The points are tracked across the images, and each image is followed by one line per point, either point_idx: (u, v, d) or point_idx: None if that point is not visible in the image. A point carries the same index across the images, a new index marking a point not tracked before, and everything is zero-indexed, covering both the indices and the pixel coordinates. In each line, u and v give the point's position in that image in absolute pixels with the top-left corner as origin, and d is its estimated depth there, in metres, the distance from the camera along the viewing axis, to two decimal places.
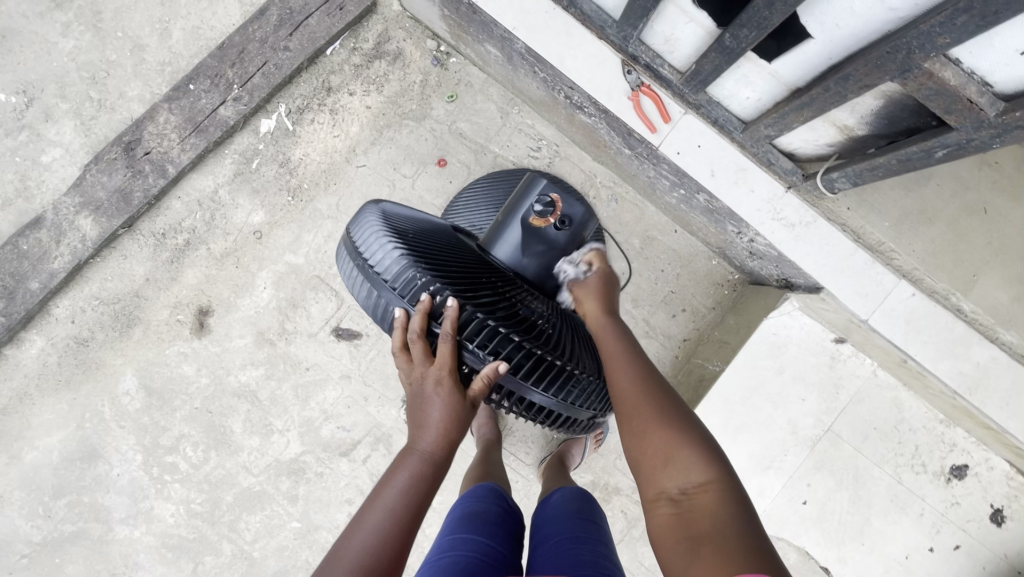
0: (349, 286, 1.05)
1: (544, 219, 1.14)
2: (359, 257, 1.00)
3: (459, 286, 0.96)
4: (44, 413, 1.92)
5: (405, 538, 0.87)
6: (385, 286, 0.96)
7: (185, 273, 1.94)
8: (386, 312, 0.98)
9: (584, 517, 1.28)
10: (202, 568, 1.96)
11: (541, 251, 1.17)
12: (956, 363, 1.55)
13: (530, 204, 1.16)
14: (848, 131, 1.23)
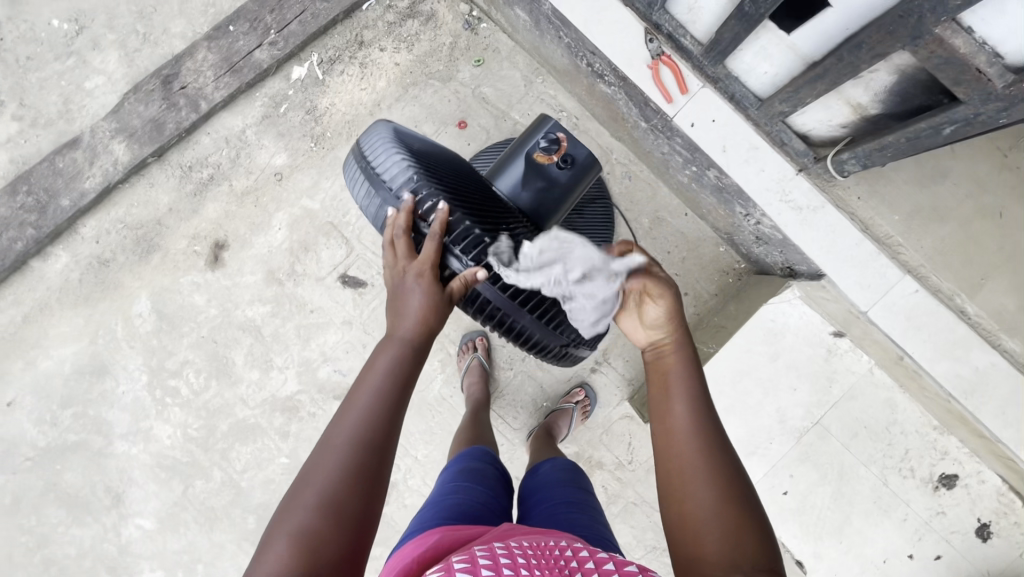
0: (351, 191, 1.07)
1: (550, 154, 1.03)
2: (363, 160, 1.02)
3: (454, 195, 0.97)
4: (61, 325, 2.02)
5: (391, 417, 0.88)
6: (384, 188, 0.98)
7: (206, 206, 2.01)
8: (381, 215, 1.00)
9: (576, 486, 1.29)
10: (192, 491, 2.04)
11: (540, 188, 1.04)
12: (953, 364, 1.53)
13: (536, 140, 1.06)
14: (861, 110, 1.23)
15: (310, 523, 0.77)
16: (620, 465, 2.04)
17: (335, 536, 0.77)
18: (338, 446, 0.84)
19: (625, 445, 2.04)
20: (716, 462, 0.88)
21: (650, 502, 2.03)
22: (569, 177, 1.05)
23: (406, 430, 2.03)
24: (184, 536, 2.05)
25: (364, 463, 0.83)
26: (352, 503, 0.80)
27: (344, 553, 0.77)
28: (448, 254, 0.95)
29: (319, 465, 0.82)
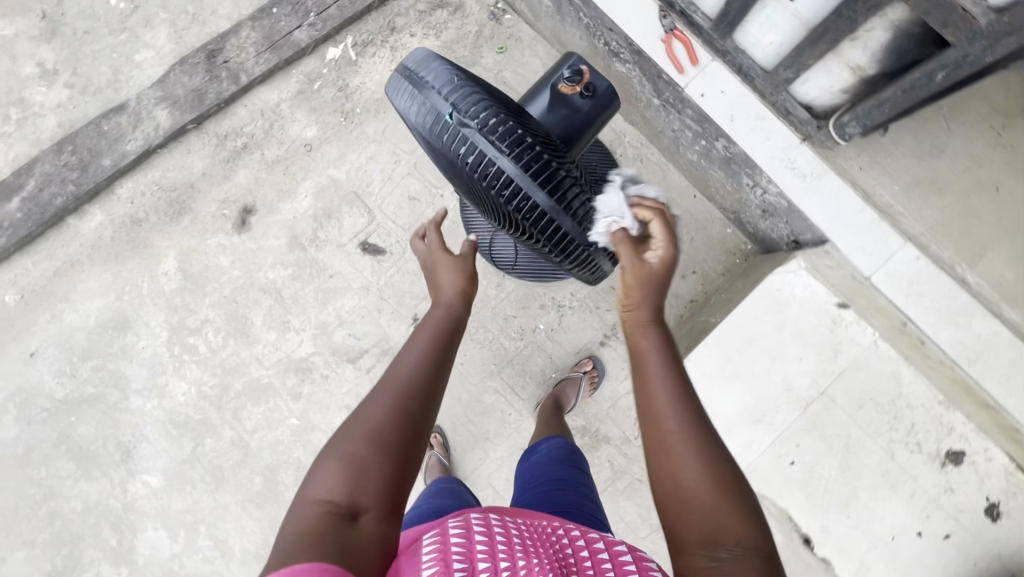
0: (390, 101, 1.06)
1: (573, 83, 1.10)
2: (404, 69, 1.02)
3: (497, 97, 0.97)
4: (90, 280, 2.10)
5: (438, 370, 0.92)
6: (426, 86, 0.97)
7: (238, 172, 2.12)
8: (421, 111, 0.97)
9: (571, 464, 1.37)
10: (202, 449, 2.06)
11: (563, 117, 1.12)
12: (955, 331, 1.59)
13: (560, 72, 1.13)
14: (860, 71, 1.33)
15: (356, 448, 0.80)
16: (626, 440, 2.05)
17: (382, 456, 0.79)
18: (388, 386, 0.87)
19: (632, 419, 2.06)
20: (705, 438, 0.82)
21: None
22: (591, 106, 1.12)
23: None
24: (189, 494, 2.06)
25: (410, 403, 0.85)
26: (397, 440, 0.81)
27: (387, 483, 0.79)
28: (487, 145, 0.91)
29: (370, 400, 0.86)
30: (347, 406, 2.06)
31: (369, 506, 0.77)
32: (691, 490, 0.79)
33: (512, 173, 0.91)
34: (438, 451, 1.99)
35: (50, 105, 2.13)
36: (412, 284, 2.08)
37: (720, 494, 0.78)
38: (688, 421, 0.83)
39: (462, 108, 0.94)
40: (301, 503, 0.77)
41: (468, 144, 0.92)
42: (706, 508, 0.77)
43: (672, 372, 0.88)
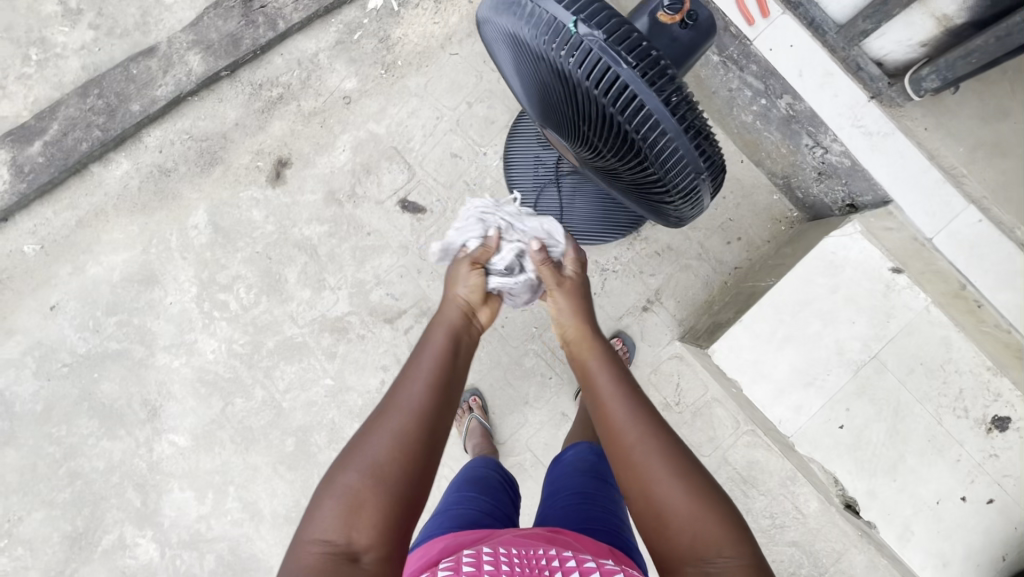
0: (492, 14, 0.99)
1: (674, 13, 1.07)
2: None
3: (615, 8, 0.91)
4: (114, 231, 2.01)
5: (435, 396, 0.98)
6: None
7: (273, 124, 2.04)
8: (536, 19, 0.92)
9: (596, 475, 1.31)
10: (232, 409, 1.99)
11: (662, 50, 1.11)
12: (1013, 296, 1.57)
13: (658, 0, 1.09)
14: (945, 22, 1.33)
15: (355, 487, 0.87)
16: (666, 407, 2.03)
17: (382, 496, 0.86)
18: (386, 421, 0.93)
19: (672, 386, 2.04)
20: (675, 457, 0.95)
21: (694, 446, 2.02)
22: (690, 37, 1.11)
23: None
24: (218, 455, 1.99)
25: (406, 436, 0.92)
26: (395, 477, 0.88)
27: (385, 520, 0.86)
28: (611, 55, 0.86)
29: (365, 437, 0.92)
30: (383, 367, 2.00)
31: (367, 548, 0.83)
32: (667, 506, 0.91)
33: (635, 87, 0.86)
34: (477, 415, 1.98)
35: (73, 47, 2.03)
36: None
37: (695, 508, 0.89)
38: (658, 448, 0.95)
39: (583, 16, 0.88)
40: (306, 549, 0.84)
41: (590, 54, 0.87)
42: (681, 521, 0.89)
43: (625, 392, 1.05)
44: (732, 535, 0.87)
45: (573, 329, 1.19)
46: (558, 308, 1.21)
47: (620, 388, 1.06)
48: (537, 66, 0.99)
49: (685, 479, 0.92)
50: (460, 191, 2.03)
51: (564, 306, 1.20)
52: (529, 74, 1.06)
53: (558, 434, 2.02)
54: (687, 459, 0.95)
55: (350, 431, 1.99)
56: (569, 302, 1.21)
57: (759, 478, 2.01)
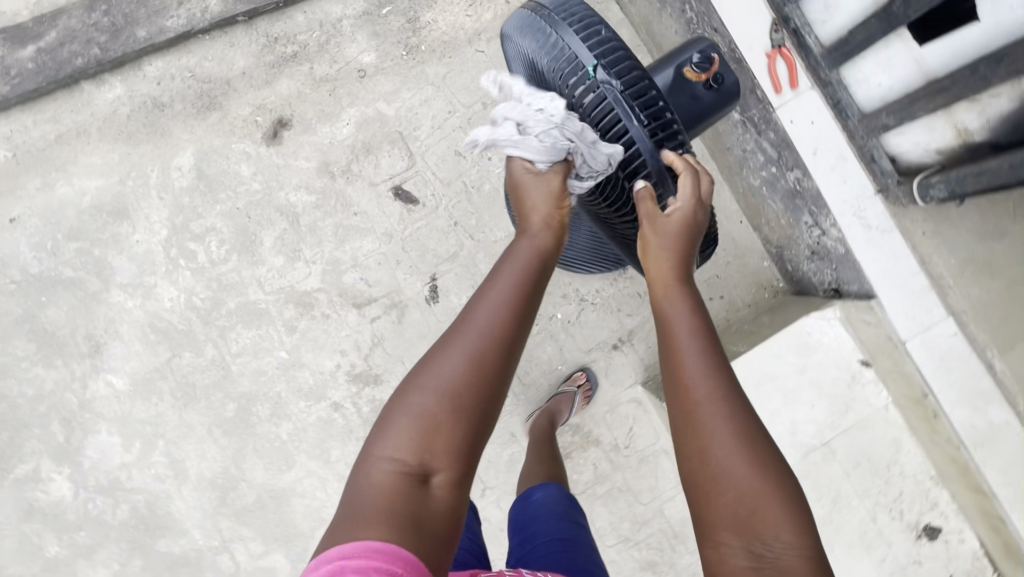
0: (519, 37, 1.06)
1: (700, 71, 1.06)
2: (543, 7, 1.02)
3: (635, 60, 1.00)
4: (92, 155, 1.92)
5: (515, 327, 0.92)
6: (569, 31, 0.98)
7: (281, 81, 1.96)
8: (561, 55, 0.99)
9: (570, 520, 1.29)
10: (178, 362, 1.93)
11: (682, 105, 1.09)
12: (971, 413, 1.60)
13: (688, 55, 1.08)
14: (966, 136, 1.30)
15: (430, 407, 0.85)
16: (616, 448, 2.02)
17: (453, 422, 0.85)
18: (461, 344, 0.89)
19: (626, 428, 2.02)
20: (739, 422, 0.87)
21: (634, 492, 2.01)
22: (713, 99, 1.10)
23: (416, 356, 1.96)
24: (154, 406, 1.92)
25: (484, 362, 0.88)
26: (472, 401, 0.86)
27: (456, 447, 0.84)
28: (624, 108, 0.96)
29: (440, 357, 0.88)
30: (341, 351, 1.95)
31: (439, 471, 0.83)
32: (726, 470, 0.84)
33: (640, 141, 0.97)
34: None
35: None
36: (438, 242, 1.97)
37: (756, 477, 0.82)
38: (725, 406, 0.88)
39: (607, 64, 0.96)
40: (375, 466, 0.83)
41: (604, 102, 0.97)
42: (739, 493, 0.82)
43: (698, 351, 0.94)
44: (797, 519, 0.80)
45: (670, 261, 1.01)
46: (654, 241, 1.02)
47: (696, 343, 0.94)
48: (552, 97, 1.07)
49: (756, 454, 0.85)
50: (456, 190, 1.98)
51: (660, 240, 1.01)
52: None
53: (502, 453, 1.99)
54: (759, 432, 0.87)
55: (294, 408, 1.95)
56: (675, 233, 1.01)
57: (690, 535, 2.00)
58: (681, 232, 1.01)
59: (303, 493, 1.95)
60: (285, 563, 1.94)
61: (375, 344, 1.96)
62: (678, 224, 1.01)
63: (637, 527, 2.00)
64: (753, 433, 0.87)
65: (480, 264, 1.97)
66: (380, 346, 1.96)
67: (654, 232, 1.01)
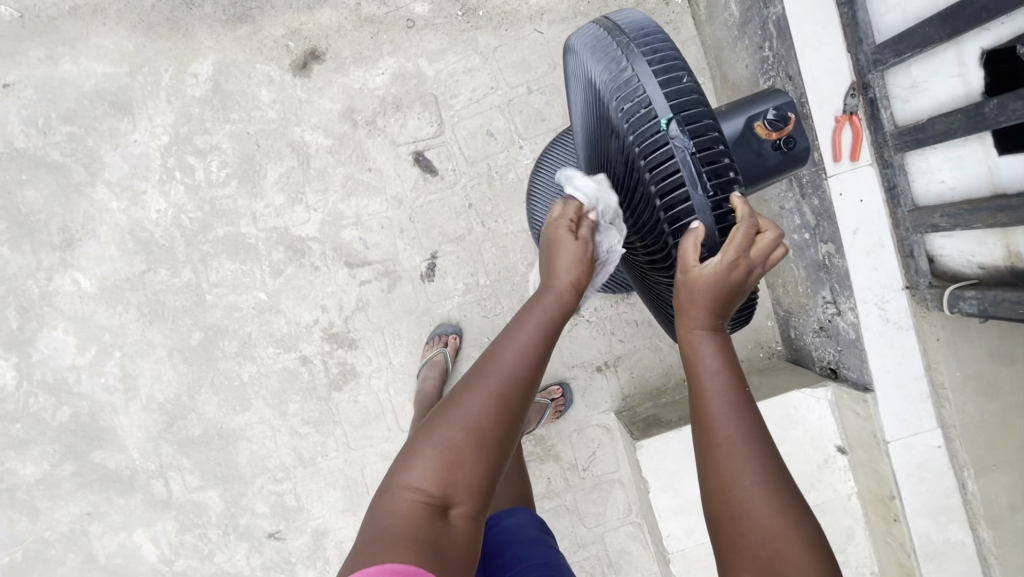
0: (588, 61, 0.96)
1: (773, 129, 1.00)
2: (623, 33, 0.92)
3: (711, 113, 0.88)
4: (106, 38, 1.80)
5: (538, 364, 0.87)
6: (643, 74, 0.87)
7: (323, 11, 1.84)
8: (631, 94, 0.88)
9: (547, 546, 1.19)
10: (151, 277, 1.84)
11: (745, 160, 1.01)
12: (930, 526, 1.55)
13: (763, 109, 1.02)
14: (1015, 259, 1.24)
15: (453, 440, 0.80)
16: (573, 467, 1.99)
17: (475, 452, 0.80)
18: (483, 382, 0.83)
19: (589, 451, 1.99)
20: (761, 455, 0.77)
21: (580, 513, 2.00)
22: (779, 161, 1.02)
23: (397, 330, 1.90)
24: (117, 315, 1.85)
25: (507, 401, 0.83)
26: (494, 437, 0.81)
27: (480, 476, 0.80)
28: (690, 171, 0.82)
29: (463, 396, 0.83)
30: (322, 306, 1.88)
31: (461, 499, 0.78)
32: (745, 510, 0.75)
33: (701, 214, 0.82)
34: (448, 351, 1.82)
35: None
36: (447, 220, 1.88)
37: (778, 514, 0.74)
38: (748, 439, 0.78)
39: (680, 117, 0.84)
40: (397, 494, 0.78)
41: (670, 161, 0.84)
42: (761, 535, 0.73)
43: (731, 391, 0.81)
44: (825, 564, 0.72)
45: (708, 307, 0.83)
46: (681, 291, 0.83)
47: (730, 385, 0.81)
48: (610, 138, 0.96)
49: (788, 495, 0.76)
50: (478, 171, 1.88)
51: (690, 295, 0.82)
52: (600, 136, 1.01)
53: None
54: (784, 472, 0.78)
55: (261, 351, 1.88)
56: (710, 289, 0.81)
57: (623, 567, 2.00)
58: (720, 285, 0.81)
59: (252, 439, 1.90)
60: (218, 502, 1.91)
61: (358, 308, 1.88)
62: (715, 279, 0.80)
63: (575, 548, 2.00)
64: (773, 464, 0.77)
65: (484, 253, 1.89)
66: (362, 311, 1.89)
67: (683, 284, 0.83)
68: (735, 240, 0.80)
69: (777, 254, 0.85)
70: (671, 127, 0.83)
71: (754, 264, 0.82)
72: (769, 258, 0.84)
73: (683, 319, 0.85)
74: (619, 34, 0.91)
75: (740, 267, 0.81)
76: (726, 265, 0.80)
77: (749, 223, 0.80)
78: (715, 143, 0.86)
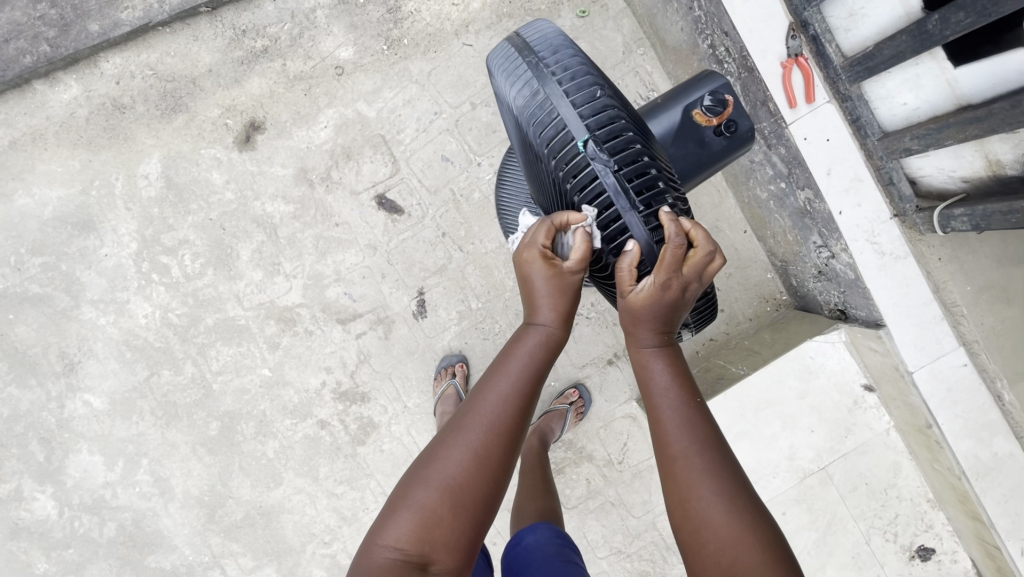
0: (501, 84, 0.93)
1: (712, 116, 1.03)
2: (531, 52, 0.89)
3: (631, 122, 0.88)
4: (52, 163, 1.82)
5: (516, 421, 0.82)
6: (558, 94, 0.85)
7: (251, 80, 1.83)
8: (546, 118, 0.86)
9: (567, 563, 1.14)
10: (156, 381, 1.87)
11: (689, 150, 1.05)
12: (975, 445, 1.51)
13: (699, 96, 1.05)
14: (997, 167, 1.19)
15: (433, 498, 0.75)
16: (609, 462, 1.99)
17: (454, 515, 0.75)
18: (464, 437, 0.79)
19: (620, 443, 1.98)
20: (718, 462, 0.78)
21: (626, 505, 1.98)
22: (723, 146, 1.05)
23: (404, 373, 1.90)
24: (134, 425, 1.88)
25: (487, 456, 0.78)
26: (473, 497, 0.76)
27: (460, 540, 0.75)
28: (617, 192, 0.82)
29: (442, 450, 0.79)
30: (326, 368, 1.89)
31: (440, 555, 0.73)
32: (704, 516, 0.74)
33: (634, 231, 0.82)
34: (458, 381, 1.81)
35: None
36: (424, 254, 1.87)
37: (737, 519, 0.73)
38: (704, 448, 0.79)
39: (598, 135, 0.84)
40: (373, 554, 0.73)
41: (594, 182, 0.83)
42: (722, 543, 0.72)
43: (682, 404, 0.83)
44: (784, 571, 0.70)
45: (654, 321, 0.85)
46: (624, 312, 0.86)
47: (682, 399, 0.83)
48: (533, 160, 0.94)
49: (746, 502, 0.76)
50: (443, 198, 1.86)
51: (632, 315, 0.85)
52: (525, 158, 0.99)
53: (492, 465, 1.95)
54: (739, 476, 0.79)
55: (280, 426, 1.89)
56: (647, 308, 0.83)
57: None
58: (658, 303, 0.83)
59: (292, 510, 1.92)
60: None
61: (360, 361, 1.89)
62: (652, 298, 0.82)
63: (630, 540, 1.99)
64: (730, 471, 0.78)
65: (469, 277, 1.87)
66: (366, 363, 1.89)
67: (625, 307, 0.85)
68: (665, 260, 0.80)
69: (714, 262, 0.85)
70: (587, 147, 0.83)
71: (689, 279, 0.83)
72: (705, 270, 0.84)
73: (634, 336, 0.87)
74: (528, 55, 0.89)
75: (674, 284, 0.82)
76: (659, 283, 0.81)
77: (677, 242, 0.80)
78: (637, 153, 0.86)
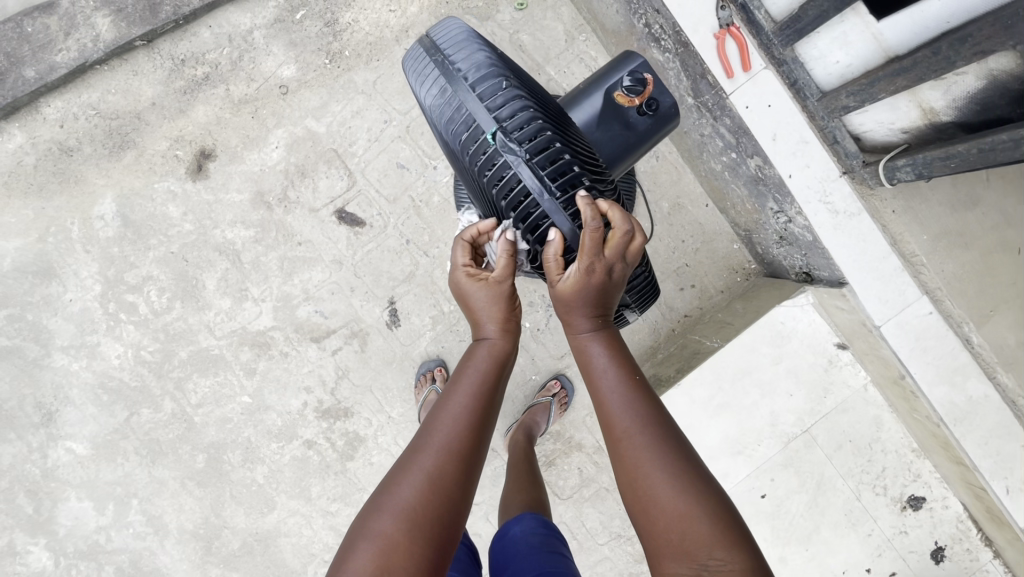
0: (412, 85, 0.94)
1: (632, 96, 1.03)
2: (438, 51, 0.91)
3: (541, 110, 0.90)
4: (5, 215, 1.81)
5: (468, 437, 0.83)
6: (465, 91, 0.87)
7: (196, 108, 1.82)
8: (456, 116, 0.88)
9: (553, 554, 1.14)
10: (137, 420, 1.86)
11: (614, 133, 1.06)
12: (949, 391, 1.51)
13: (619, 78, 1.06)
14: (931, 115, 1.20)
15: (390, 527, 0.74)
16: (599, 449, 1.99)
17: (414, 540, 0.73)
18: (418, 460, 0.79)
19: None
20: (662, 440, 0.79)
21: None
22: (649, 124, 1.06)
23: (385, 384, 1.90)
24: (120, 466, 1.87)
25: (441, 476, 0.78)
26: (431, 516, 0.75)
27: (420, 564, 0.73)
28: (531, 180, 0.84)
29: (396, 478, 0.78)
30: (306, 388, 1.88)
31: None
32: (652, 496, 0.75)
33: (553, 217, 0.85)
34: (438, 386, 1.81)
35: None
36: (391, 263, 1.87)
37: (684, 495, 0.74)
38: (648, 427, 0.80)
39: (508, 128, 0.86)
40: None
41: (508, 172, 0.85)
42: (670, 520, 0.73)
43: (624, 388, 0.84)
44: (733, 537, 0.71)
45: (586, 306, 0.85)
46: (556, 302, 0.86)
47: (623, 381, 0.85)
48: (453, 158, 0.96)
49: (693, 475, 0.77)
50: (403, 206, 1.86)
51: (564, 303, 0.85)
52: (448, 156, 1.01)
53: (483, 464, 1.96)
54: (685, 450, 0.80)
55: (267, 450, 1.89)
56: (577, 296, 0.84)
57: None
58: (586, 288, 0.84)
59: (289, 532, 1.92)
60: None
61: (339, 377, 1.88)
62: (580, 284, 0.83)
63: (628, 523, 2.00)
64: (674, 448, 0.79)
65: (438, 281, 1.87)
66: (345, 378, 1.89)
67: (556, 296, 0.86)
68: (586, 246, 0.81)
69: (635, 241, 0.87)
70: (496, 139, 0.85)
71: (613, 260, 0.84)
72: (626, 249, 0.85)
73: (570, 325, 0.88)
74: (436, 55, 0.91)
75: (598, 268, 0.83)
76: (584, 270, 0.82)
77: (593, 225, 0.80)
78: (548, 140, 0.88)
